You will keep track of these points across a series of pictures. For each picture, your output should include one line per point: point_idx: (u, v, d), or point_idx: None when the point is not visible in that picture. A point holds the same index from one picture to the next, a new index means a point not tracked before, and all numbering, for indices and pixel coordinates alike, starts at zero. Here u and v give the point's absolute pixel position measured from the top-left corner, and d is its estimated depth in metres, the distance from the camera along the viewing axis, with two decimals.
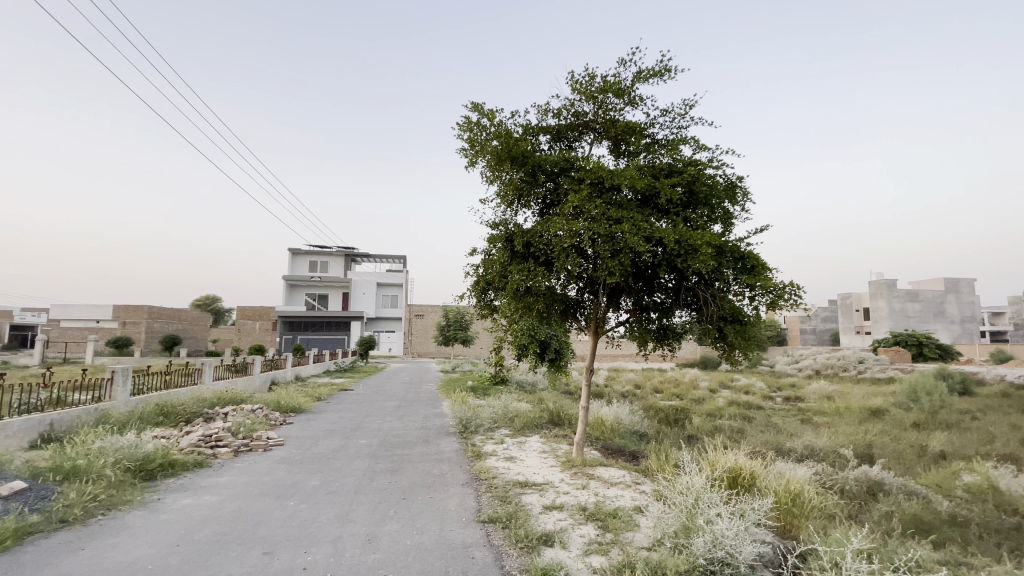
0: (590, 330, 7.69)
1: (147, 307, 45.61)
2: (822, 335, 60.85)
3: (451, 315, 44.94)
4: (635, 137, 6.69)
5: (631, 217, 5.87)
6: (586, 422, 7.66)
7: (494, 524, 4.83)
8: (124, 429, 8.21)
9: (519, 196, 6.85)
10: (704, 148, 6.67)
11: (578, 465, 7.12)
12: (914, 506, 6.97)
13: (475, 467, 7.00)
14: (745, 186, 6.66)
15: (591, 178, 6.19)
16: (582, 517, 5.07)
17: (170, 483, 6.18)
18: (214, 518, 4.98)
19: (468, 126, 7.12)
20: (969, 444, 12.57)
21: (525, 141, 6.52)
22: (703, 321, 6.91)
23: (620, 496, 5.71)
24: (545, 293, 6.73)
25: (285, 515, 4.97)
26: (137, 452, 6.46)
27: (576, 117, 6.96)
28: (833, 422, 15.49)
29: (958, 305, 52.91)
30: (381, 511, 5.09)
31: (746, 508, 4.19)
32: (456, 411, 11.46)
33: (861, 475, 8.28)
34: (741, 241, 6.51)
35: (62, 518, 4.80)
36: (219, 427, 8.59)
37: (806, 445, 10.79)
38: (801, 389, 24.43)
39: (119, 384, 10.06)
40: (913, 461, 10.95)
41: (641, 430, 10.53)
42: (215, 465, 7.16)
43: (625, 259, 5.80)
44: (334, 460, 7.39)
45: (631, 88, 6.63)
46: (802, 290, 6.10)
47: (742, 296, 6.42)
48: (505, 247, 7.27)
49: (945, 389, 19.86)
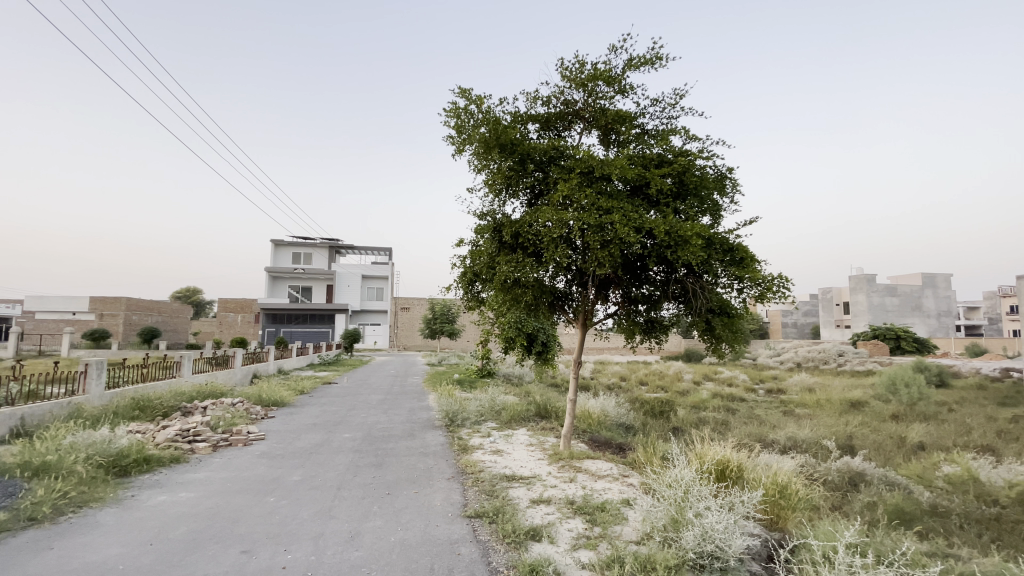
0: (578, 322, 7.62)
1: (125, 298, 44.74)
2: (802, 328, 62.02)
3: (437, 307, 44.80)
4: (625, 126, 6.58)
5: (621, 207, 5.75)
6: (574, 415, 7.58)
7: (480, 519, 4.73)
8: (97, 424, 7.93)
9: (507, 185, 6.69)
10: (694, 139, 6.58)
11: (565, 458, 7.06)
12: (896, 497, 7.06)
13: (461, 461, 6.89)
14: (735, 178, 6.61)
15: (582, 168, 6.07)
16: (570, 510, 5.00)
17: (145, 480, 5.96)
18: (190, 515, 4.81)
19: (455, 112, 6.93)
20: (946, 436, 12.83)
21: (514, 129, 6.37)
22: (691, 314, 6.87)
23: (608, 489, 5.66)
24: (533, 285, 6.64)
25: (264, 512, 4.81)
26: (110, 447, 6.24)
27: (565, 106, 6.83)
28: (815, 414, 15.71)
29: (933, 300, 54.30)
30: (364, 507, 4.96)
31: (736, 501, 4.16)
32: (442, 404, 11.34)
33: (842, 466, 8.40)
34: (729, 233, 6.45)
35: (29, 516, 4.57)
36: (197, 421, 8.35)
37: (788, 437, 10.92)
38: (783, 381, 24.81)
39: (93, 377, 9.74)
40: (893, 451, 11.15)
41: (627, 422, 10.55)
42: (192, 460, 6.95)
43: (615, 251, 5.71)
44: (316, 454, 7.23)
45: (622, 77, 6.50)
46: (790, 282, 6.06)
47: (730, 288, 6.38)
48: (493, 237, 7.10)
49: (922, 381, 20.34)
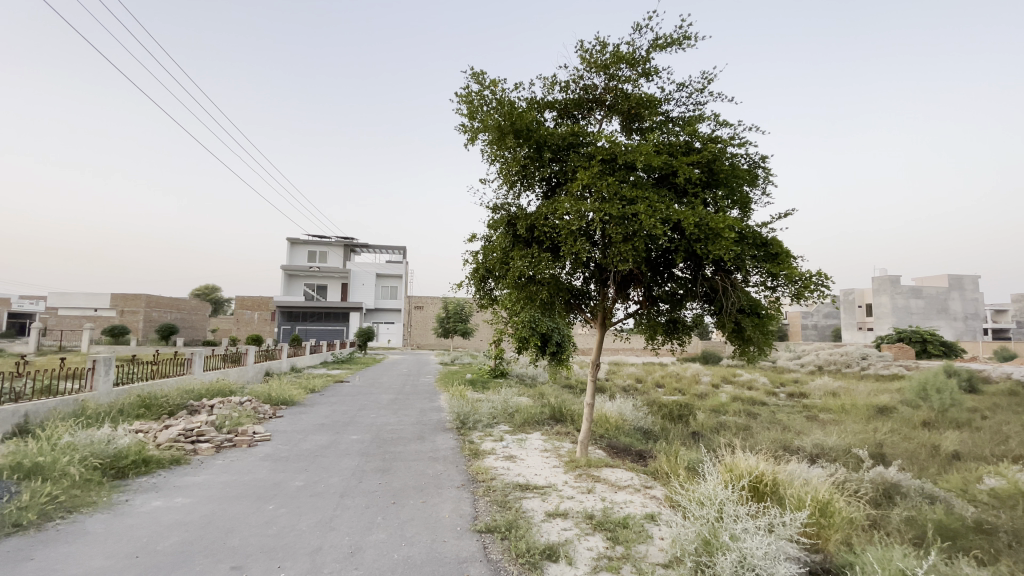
0: (596, 322, 7.22)
1: (145, 296, 45.46)
2: (823, 331, 60.44)
3: (450, 307, 44.57)
4: (649, 112, 6.15)
5: (647, 197, 5.32)
6: (591, 420, 7.16)
7: (492, 535, 4.35)
8: (100, 423, 7.72)
9: (523, 176, 6.31)
10: (725, 125, 6.11)
11: (582, 466, 6.65)
12: (937, 512, 6.52)
13: (471, 468, 6.52)
14: (767, 168, 6.14)
15: (603, 155, 5.65)
16: (589, 526, 4.60)
17: (142, 482, 5.72)
18: (183, 524, 4.51)
19: (467, 96, 6.56)
20: (982, 445, 12.12)
21: (530, 113, 5.99)
22: (718, 314, 6.42)
23: (629, 502, 5.24)
24: (549, 282, 6.26)
25: (261, 522, 4.50)
26: (108, 448, 6.02)
27: (585, 91, 6.42)
28: (841, 420, 15.06)
29: (960, 302, 52.64)
30: (367, 518, 4.62)
31: (776, 521, 3.73)
32: (453, 404, 11.02)
33: (875, 477, 7.88)
34: (762, 226, 5.98)
35: (14, 523, 4.33)
36: (201, 420, 8.11)
37: (815, 444, 10.35)
38: (804, 385, 24.06)
39: (101, 374, 9.59)
40: (927, 461, 10.51)
41: (645, 427, 10.10)
42: (193, 462, 6.70)
43: (639, 245, 5.28)
44: (321, 457, 6.92)
45: (646, 59, 6.07)
46: (831, 280, 5.55)
47: (763, 286, 5.91)
48: (507, 231, 6.72)
49: (954, 386, 19.41)
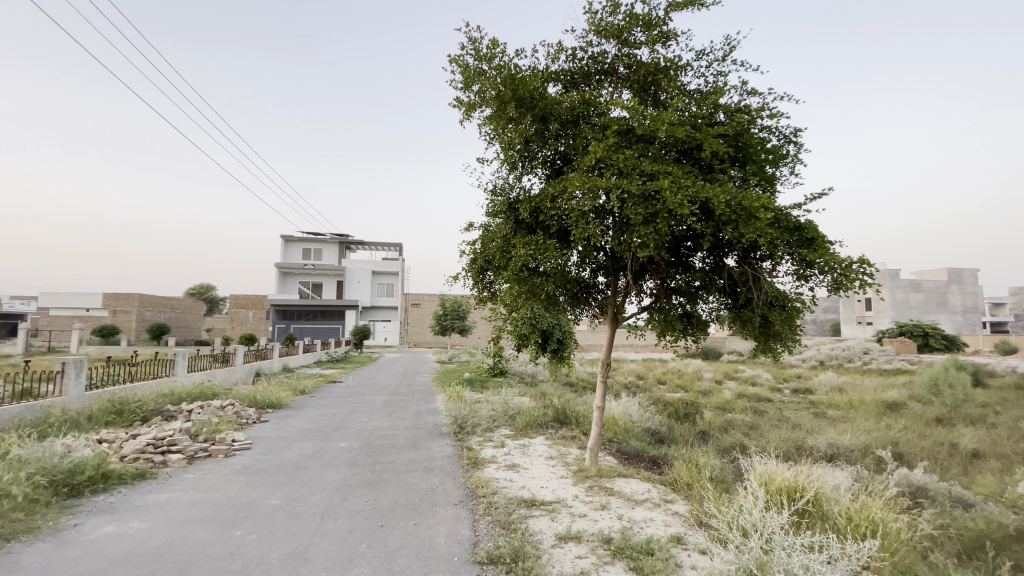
0: (605, 317, 6.55)
1: (138, 295, 44.64)
2: (821, 326, 60.01)
3: (447, 303, 43.83)
4: (667, 81, 5.51)
5: (670, 172, 4.68)
6: (601, 425, 6.48)
7: (495, 566, 3.71)
8: (61, 432, 7.04)
9: (527, 155, 5.69)
10: (752, 93, 5.43)
11: (592, 477, 6.00)
12: (976, 520, 5.89)
13: (470, 481, 5.86)
14: (799, 145, 5.49)
15: (618, 126, 5.02)
16: (607, 553, 3.97)
17: (98, 503, 5.06)
18: (132, 557, 3.85)
19: (464, 63, 5.89)
20: (1002, 442, 11.55)
21: (535, 79, 5.33)
22: (740, 308, 5.78)
23: (650, 521, 4.61)
24: (555, 273, 5.61)
25: (224, 554, 3.85)
26: (63, 463, 5.35)
27: (595, 61, 5.79)
28: (850, 417, 14.52)
29: (958, 296, 52.36)
30: (350, 547, 3.98)
31: (837, 552, 3.12)
32: (450, 407, 10.37)
33: (902, 480, 7.29)
34: (794, 208, 5.34)
35: None
36: (174, 428, 7.41)
37: (831, 443, 9.77)
38: (810, 380, 23.50)
39: (71, 378, 8.89)
40: (950, 461, 9.93)
41: (654, 429, 9.47)
42: (161, 476, 6.05)
43: (661, 227, 4.62)
44: (304, 469, 6.27)
45: (664, 20, 5.41)
46: (873, 267, 4.90)
47: (794, 276, 5.26)
48: (508, 217, 6.08)
49: (965, 379, 18.83)
